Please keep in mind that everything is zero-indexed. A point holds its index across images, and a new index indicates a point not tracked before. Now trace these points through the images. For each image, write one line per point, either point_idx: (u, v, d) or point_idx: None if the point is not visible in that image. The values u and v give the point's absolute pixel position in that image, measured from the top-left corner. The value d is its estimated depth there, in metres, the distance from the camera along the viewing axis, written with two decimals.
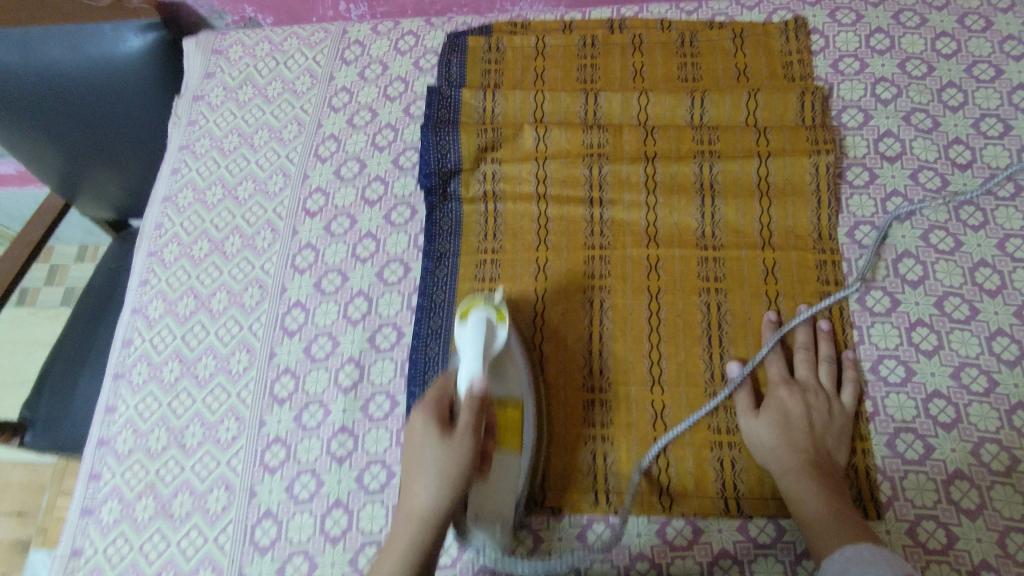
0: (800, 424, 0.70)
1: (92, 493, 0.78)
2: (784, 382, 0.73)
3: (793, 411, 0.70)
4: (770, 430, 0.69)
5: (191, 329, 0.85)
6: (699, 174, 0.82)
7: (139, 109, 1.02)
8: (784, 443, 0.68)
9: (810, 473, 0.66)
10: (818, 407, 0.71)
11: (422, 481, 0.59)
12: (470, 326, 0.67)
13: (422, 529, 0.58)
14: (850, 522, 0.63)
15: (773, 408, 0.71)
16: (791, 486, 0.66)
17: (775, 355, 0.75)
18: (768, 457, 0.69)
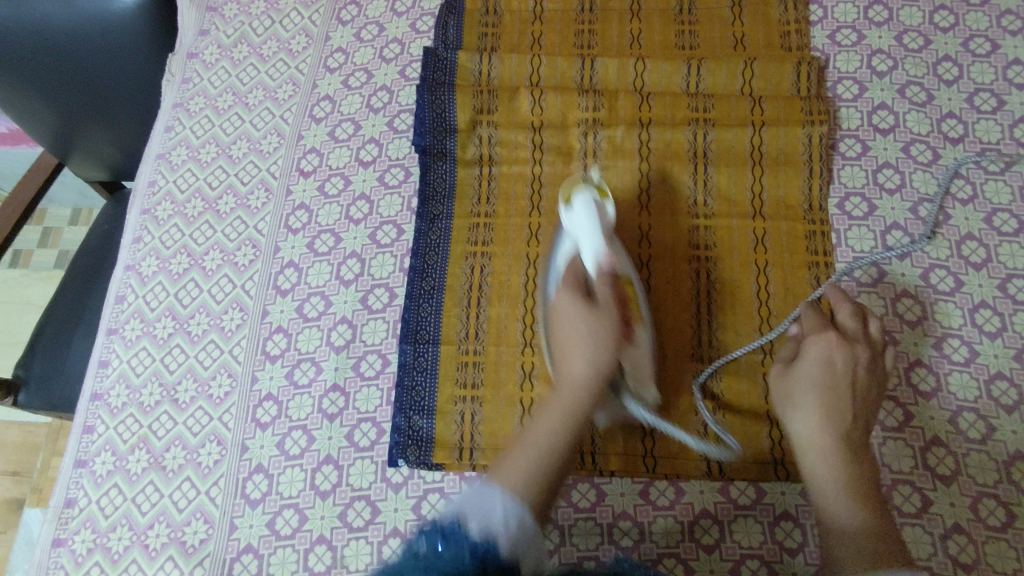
0: (838, 390, 0.63)
1: (86, 445, 0.79)
2: (829, 339, 0.65)
3: (833, 374, 0.64)
4: (802, 393, 0.64)
5: (184, 287, 0.86)
6: (693, 141, 0.83)
7: (136, 66, 0.97)
8: (816, 406, 0.62)
9: (839, 449, 0.60)
10: (858, 373, 0.64)
11: (578, 351, 0.63)
12: (580, 209, 0.71)
13: (583, 391, 0.61)
14: (870, 510, 0.56)
15: (811, 368, 0.64)
16: (812, 457, 0.61)
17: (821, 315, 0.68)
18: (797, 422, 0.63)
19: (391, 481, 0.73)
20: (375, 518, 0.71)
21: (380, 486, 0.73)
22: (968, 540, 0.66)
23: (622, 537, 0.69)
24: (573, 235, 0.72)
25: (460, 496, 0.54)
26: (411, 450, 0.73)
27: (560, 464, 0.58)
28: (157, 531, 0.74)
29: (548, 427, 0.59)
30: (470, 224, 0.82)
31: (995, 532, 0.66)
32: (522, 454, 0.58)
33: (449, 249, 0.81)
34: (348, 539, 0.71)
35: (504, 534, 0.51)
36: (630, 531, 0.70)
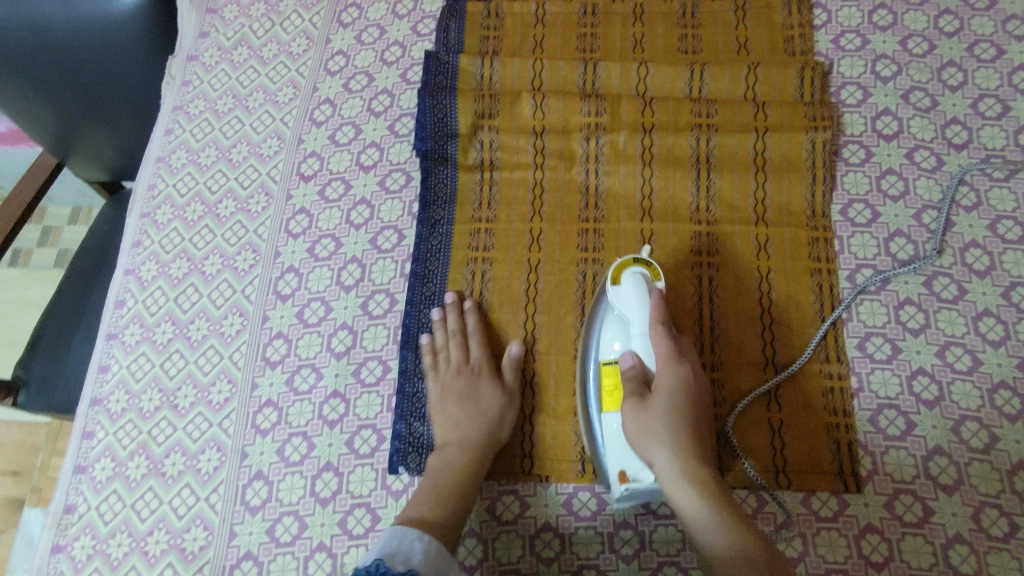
0: (688, 420, 0.65)
1: (85, 450, 0.79)
2: (676, 362, 0.67)
3: (680, 402, 0.65)
4: (663, 426, 0.64)
5: (183, 292, 0.85)
6: (696, 147, 0.82)
7: (131, 62, 0.96)
8: (676, 438, 0.64)
9: (702, 478, 0.62)
10: (694, 397, 0.67)
11: (473, 425, 0.72)
12: (629, 287, 0.69)
13: (479, 453, 0.70)
14: (746, 533, 0.59)
15: (665, 397, 0.65)
16: (683, 493, 0.61)
17: (659, 335, 0.67)
18: (662, 456, 0.63)
19: (391, 488, 0.73)
20: (375, 526, 0.71)
21: (380, 494, 0.72)
22: (970, 551, 0.66)
23: (623, 546, 0.69)
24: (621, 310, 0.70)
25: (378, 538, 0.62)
26: (412, 457, 0.73)
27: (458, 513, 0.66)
28: (157, 538, 0.74)
29: (449, 475, 0.68)
30: (471, 229, 0.82)
31: (997, 542, 0.66)
32: (422, 504, 0.65)
33: (450, 255, 0.81)
34: (348, 547, 0.71)
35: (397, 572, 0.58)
36: (631, 540, 0.69)
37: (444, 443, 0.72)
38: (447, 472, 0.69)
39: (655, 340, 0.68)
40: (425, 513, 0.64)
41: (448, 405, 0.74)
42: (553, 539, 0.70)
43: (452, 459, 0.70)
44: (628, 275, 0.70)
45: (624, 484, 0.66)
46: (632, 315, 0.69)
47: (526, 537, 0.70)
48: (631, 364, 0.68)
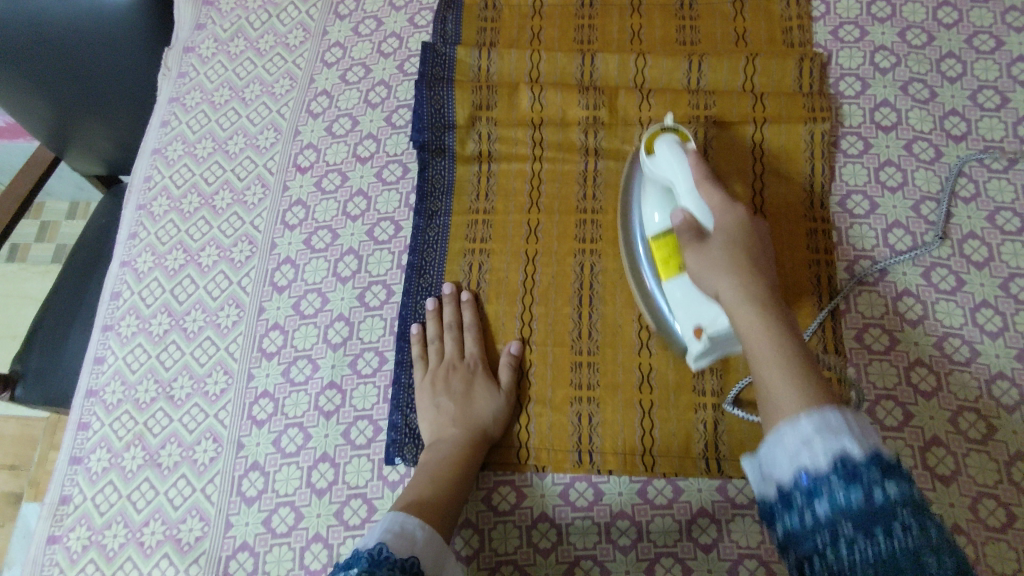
0: (749, 253, 0.61)
1: (81, 442, 0.79)
2: (731, 206, 0.64)
3: (740, 240, 0.62)
4: (723, 259, 0.60)
5: (180, 283, 0.85)
6: (694, 138, 0.82)
7: (128, 56, 0.96)
8: (737, 269, 0.59)
9: (765, 302, 0.57)
10: (755, 239, 0.63)
11: (467, 422, 0.71)
12: (664, 149, 0.68)
13: (472, 449, 0.70)
14: (806, 359, 0.52)
15: (721, 234, 0.62)
16: (742, 318, 0.56)
17: (705, 185, 0.65)
18: (724, 287, 0.59)
19: (388, 479, 0.72)
20: (372, 517, 0.71)
21: (376, 485, 0.72)
22: (968, 541, 0.65)
23: (620, 536, 0.69)
24: (661, 177, 0.70)
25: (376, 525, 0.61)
26: (408, 448, 0.73)
27: (450, 504, 0.65)
28: (152, 529, 0.73)
29: (444, 469, 0.68)
30: (469, 220, 0.82)
31: (995, 533, 0.66)
32: (416, 495, 0.65)
33: (447, 246, 0.81)
34: (344, 538, 0.70)
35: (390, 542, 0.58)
36: (628, 530, 0.69)
37: (437, 437, 0.72)
38: (441, 462, 0.69)
39: (702, 191, 0.65)
40: (419, 498, 0.65)
41: (440, 400, 0.73)
42: (550, 529, 0.70)
43: (445, 452, 0.69)
44: (661, 140, 0.69)
45: (700, 338, 0.66)
46: (674, 179, 0.68)
47: (523, 527, 0.70)
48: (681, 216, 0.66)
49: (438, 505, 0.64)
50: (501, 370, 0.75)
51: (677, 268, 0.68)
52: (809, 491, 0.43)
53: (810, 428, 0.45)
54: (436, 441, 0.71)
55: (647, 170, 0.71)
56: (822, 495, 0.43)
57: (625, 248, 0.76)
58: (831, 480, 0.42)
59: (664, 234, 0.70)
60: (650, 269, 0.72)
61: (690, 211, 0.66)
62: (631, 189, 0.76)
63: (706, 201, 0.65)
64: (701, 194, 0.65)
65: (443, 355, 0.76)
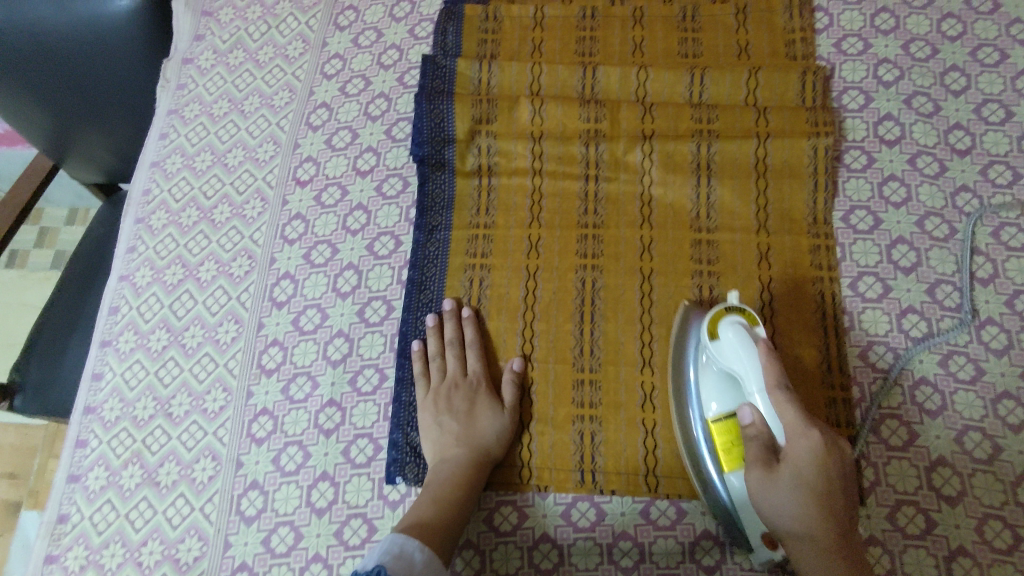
0: (826, 491, 0.57)
1: (78, 460, 0.78)
2: (808, 426, 0.59)
3: (816, 473, 0.58)
4: (793, 493, 0.57)
5: (178, 298, 0.84)
6: (696, 153, 0.81)
7: (128, 65, 0.95)
8: (807, 511, 0.57)
9: (837, 558, 0.55)
10: (835, 468, 0.58)
11: (468, 442, 0.70)
12: (732, 338, 0.65)
13: (474, 469, 0.69)
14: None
15: (796, 464, 0.58)
16: (811, 568, 0.56)
17: (780, 400, 0.60)
18: (789, 523, 0.57)
19: (388, 498, 0.72)
20: (372, 537, 0.70)
21: (377, 504, 0.72)
22: (973, 563, 0.65)
23: (622, 557, 0.68)
24: (728, 366, 0.65)
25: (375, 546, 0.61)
26: (409, 468, 0.72)
27: (451, 524, 0.65)
28: (150, 548, 0.73)
29: (445, 489, 0.67)
30: (469, 235, 0.81)
31: (1000, 555, 0.65)
32: (417, 517, 0.65)
33: (447, 261, 0.80)
34: (344, 558, 0.70)
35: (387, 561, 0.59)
36: (630, 551, 0.69)
37: (439, 456, 0.71)
38: (443, 483, 0.68)
39: (777, 403, 0.60)
40: (420, 520, 0.64)
41: (442, 419, 0.73)
42: (552, 550, 0.69)
43: (447, 472, 0.69)
44: (728, 327, 0.65)
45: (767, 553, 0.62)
46: (741, 372, 0.64)
47: (524, 548, 0.70)
48: (751, 422, 0.62)
49: (438, 526, 0.64)
50: (503, 389, 0.74)
51: (740, 461, 0.64)
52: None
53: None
54: (438, 461, 0.70)
55: (710, 350, 0.67)
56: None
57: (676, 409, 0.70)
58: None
59: (726, 419, 0.65)
60: (705, 442, 0.66)
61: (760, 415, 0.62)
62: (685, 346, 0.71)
63: (782, 417, 0.60)
64: (774, 404, 0.60)
65: (445, 372, 0.75)
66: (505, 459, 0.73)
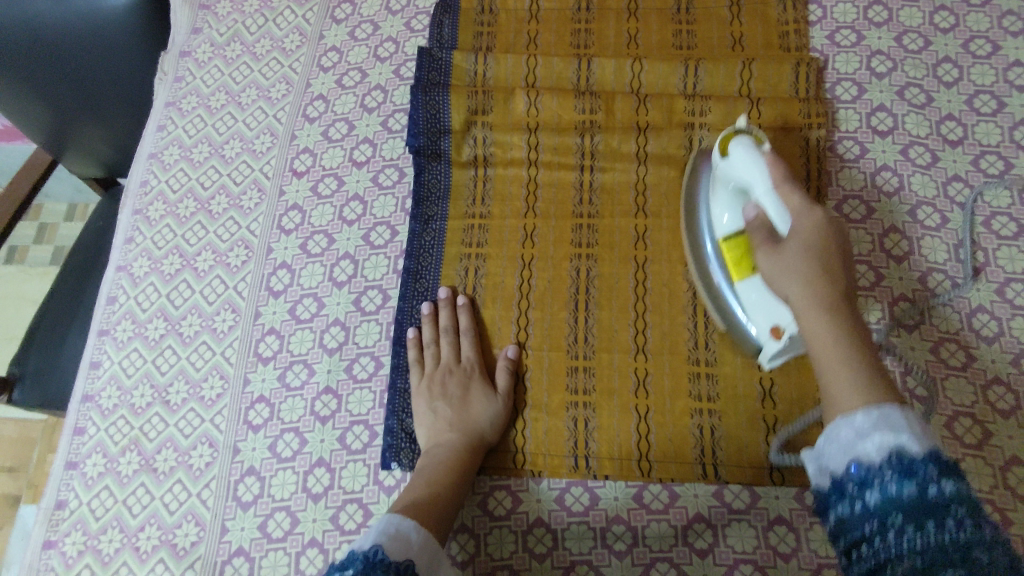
0: (827, 257, 0.58)
1: (76, 447, 0.79)
2: (811, 207, 0.60)
3: (817, 243, 0.59)
4: (795, 263, 0.58)
5: (176, 288, 0.85)
6: (690, 144, 0.82)
7: (125, 58, 0.98)
8: (809, 276, 0.57)
9: (837, 311, 0.55)
10: (835, 241, 0.59)
11: (463, 426, 0.71)
12: (739, 150, 0.66)
13: (468, 453, 0.70)
14: (878, 372, 0.51)
15: (798, 236, 0.59)
16: (809, 326, 0.55)
17: (782, 185, 0.62)
18: (790, 291, 0.58)
19: (384, 484, 0.72)
20: (367, 521, 0.71)
21: (372, 489, 0.72)
22: None
23: (616, 541, 0.69)
24: (732, 174, 0.67)
25: (370, 526, 0.61)
26: (405, 453, 0.73)
27: (446, 507, 0.65)
28: (148, 533, 0.73)
29: (440, 473, 0.68)
30: (465, 225, 0.82)
31: None
32: (412, 498, 0.65)
33: (444, 251, 0.81)
34: (340, 542, 0.70)
35: (385, 539, 0.58)
36: (623, 535, 0.69)
37: (434, 442, 0.71)
38: (438, 468, 0.68)
39: (779, 192, 0.62)
40: (414, 501, 0.65)
41: (436, 404, 0.73)
42: (546, 534, 0.70)
43: (441, 457, 0.69)
44: (736, 143, 0.67)
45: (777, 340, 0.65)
46: (744, 177, 0.66)
47: (519, 532, 0.70)
48: (753, 216, 0.64)
49: (434, 507, 0.65)
50: (499, 375, 0.74)
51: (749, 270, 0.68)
52: (861, 479, 0.45)
53: (867, 426, 0.47)
54: (433, 446, 0.71)
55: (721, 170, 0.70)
56: (873, 486, 0.44)
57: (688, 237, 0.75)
58: (885, 472, 0.44)
59: (735, 235, 0.69)
60: (722, 269, 0.71)
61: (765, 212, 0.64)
62: (701, 187, 0.75)
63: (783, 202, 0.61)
64: (778, 194, 0.62)
65: (440, 359, 0.76)
66: (499, 445, 0.73)
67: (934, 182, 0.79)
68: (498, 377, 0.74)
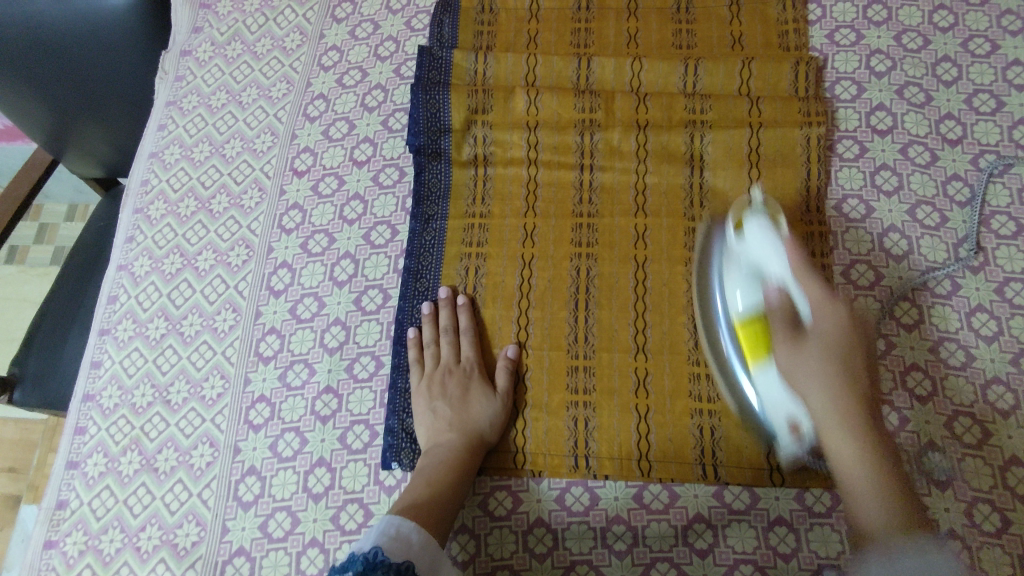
0: (849, 360, 0.62)
1: (77, 447, 0.79)
2: (832, 302, 0.63)
3: (838, 344, 0.62)
4: (819, 363, 0.62)
5: (177, 287, 0.85)
6: (690, 144, 0.82)
7: (125, 58, 0.97)
8: (835, 383, 0.61)
9: (860, 422, 0.60)
10: (854, 339, 0.63)
11: (463, 427, 0.71)
12: (756, 230, 0.68)
13: (468, 454, 0.70)
14: (903, 487, 0.57)
15: (820, 335, 0.63)
16: (834, 440, 0.60)
17: (805, 276, 0.64)
18: (816, 391, 0.61)
19: (384, 484, 0.72)
20: (368, 521, 0.71)
21: (373, 489, 0.72)
22: (963, 546, 0.65)
23: (616, 541, 0.69)
24: (750, 257, 0.69)
25: (370, 527, 0.62)
26: (405, 453, 0.73)
27: (446, 506, 0.66)
28: (149, 533, 0.74)
29: (440, 473, 0.68)
30: (465, 224, 0.82)
31: (989, 538, 0.66)
32: (412, 498, 0.65)
33: (444, 250, 0.81)
34: (341, 542, 0.70)
35: (384, 539, 0.59)
36: (623, 535, 0.69)
37: (434, 443, 0.72)
38: (438, 468, 0.68)
39: (801, 280, 0.64)
40: (415, 501, 0.65)
41: (437, 404, 0.73)
42: (546, 534, 0.70)
43: (441, 457, 0.69)
44: (753, 220, 0.69)
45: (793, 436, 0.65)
46: (762, 260, 0.67)
47: (519, 532, 0.70)
48: (775, 298, 0.66)
49: (434, 508, 0.65)
50: (498, 375, 0.74)
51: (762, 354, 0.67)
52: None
53: (911, 563, 0.49)
54: (433, 446, 0.71)
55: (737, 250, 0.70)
56: None
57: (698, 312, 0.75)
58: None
59: (752, 316, 0.68)
60: (734, 346, 0.71)
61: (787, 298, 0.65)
62: (710, 266, 0.75)
63: (806, 293, 0.64)
64: (804, 284, 0.64)
65: (440, 359, 0.76)
66: (500, 445, 0.73)
67: (933, 182, 0.79)
68: (498, 378, 0.74)
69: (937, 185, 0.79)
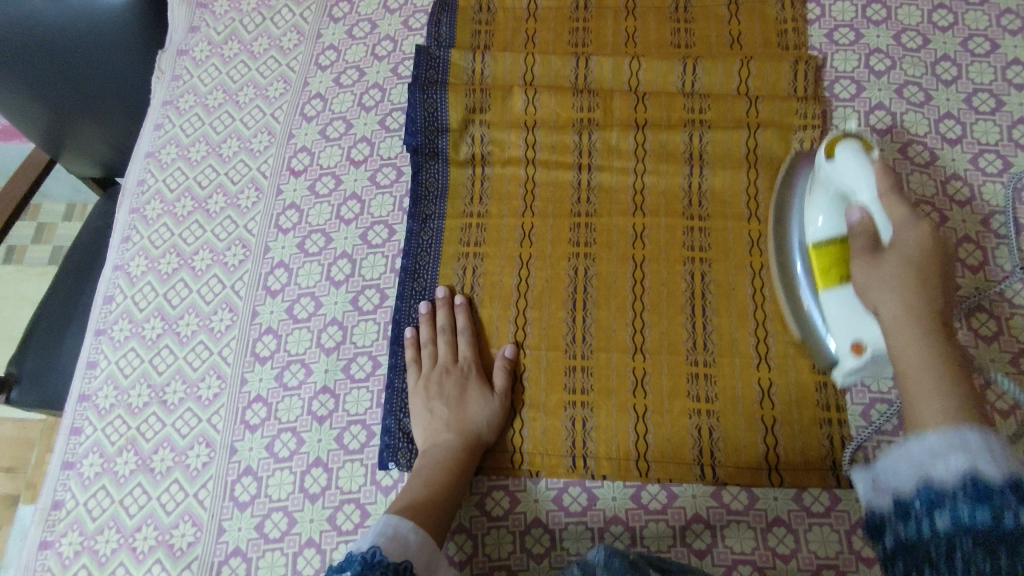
0: (933, 273, 0.56)
1: (73, 447, 0.78)
2: (918, 221, 0.58)
3: (919, 255, 0.57)
4: (892, 273, 0.56)
5: (173, 287, 0.85)
6: (688, 143, 0.82)
7: (124, 58, 0.96)
8: (904, 286, 0.55)
9: (931, 330, 0.52)
10: (940, 256, 0.57)
11: (460, 426, 0.71)
12: (844, 153, 0.64)
13: (465, 453, 0.70)
14: (968, 391, 0.48)
15: (899, 247, 0.57)
16: (897, 338, 0.53)
17: (889, 196, 0.60)
18: (882, 297, 0.56)
19: (381, 484, 0.72)
20: (364, 522, 0.71)
21: (370, 490, 0.72)
22: None
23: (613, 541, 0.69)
24: (835, 181, 0.66)
25: (367, 527, 0.61)
26: (402, 453, 0.73)
27: (443, 506, 0.65)
28: (144, 534, 0.73)
29: (437, 474, 0.68)
30: (463, 224, 0.82)
31: None
32: (410, 498, 0.65)
33: (441, 250, 0.81)
34: (337, 543, 0.70)
35: (383, 540, 0.59)
36: (621, 536, 0.69)
37: (431, 442, 0.71)
38: (435, 468, 0.68)
39: (886, 202, 0.60)
40: (412, 502, 0.64)
41: (433, 404, 0.73)
42: (544, 535, 0.70)
43: (438, 457, 0.69)
44: (841, 146, 0.65)
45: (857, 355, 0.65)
46: (848, 184, 0.64)
47: (517, 533, 0.70)
48: (858, 220, 0.61)
49: (431, 508, 0.64)
50: (497, 376, 0.74)
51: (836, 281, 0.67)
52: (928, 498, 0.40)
53: (937, 440, 0.42)
54: (432, 444, 0.71)
55: (823, 172, 0.68)
56: (943, 507, 0.39)
57: (773, 242, 0.75)
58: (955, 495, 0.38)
59: (828, 241, 0.68)
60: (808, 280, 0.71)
61: (868, 216, 0.61)
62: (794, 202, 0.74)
63: (888, 212, 0.60)
64: (887, 202, 0.60)
65: (436, 358, 0.76)
66: (497, 445, 0.73)
67: (932, 182, 0.79)
68: (496, 379, 0.74)
69: (936, 183, 0.79)
